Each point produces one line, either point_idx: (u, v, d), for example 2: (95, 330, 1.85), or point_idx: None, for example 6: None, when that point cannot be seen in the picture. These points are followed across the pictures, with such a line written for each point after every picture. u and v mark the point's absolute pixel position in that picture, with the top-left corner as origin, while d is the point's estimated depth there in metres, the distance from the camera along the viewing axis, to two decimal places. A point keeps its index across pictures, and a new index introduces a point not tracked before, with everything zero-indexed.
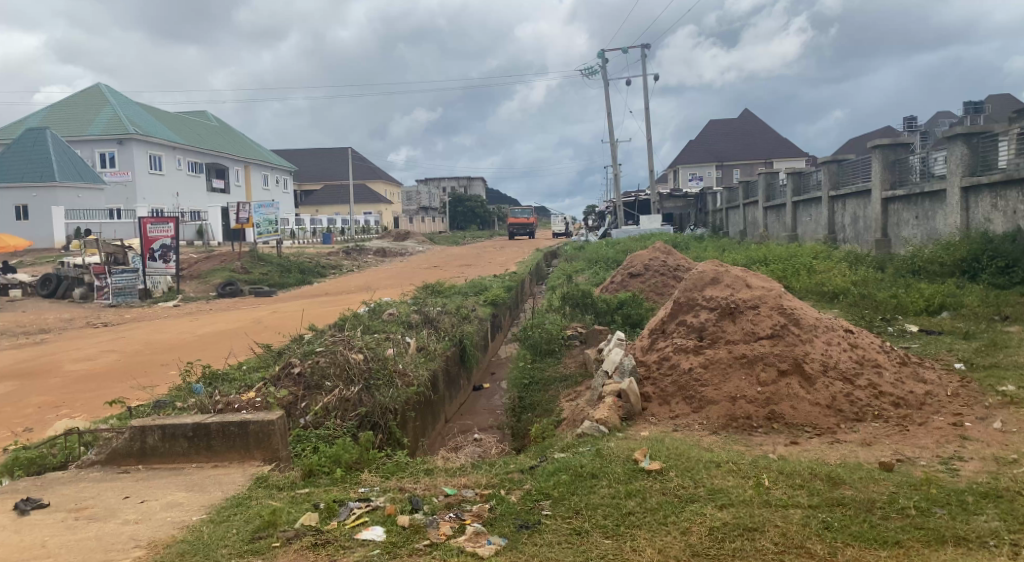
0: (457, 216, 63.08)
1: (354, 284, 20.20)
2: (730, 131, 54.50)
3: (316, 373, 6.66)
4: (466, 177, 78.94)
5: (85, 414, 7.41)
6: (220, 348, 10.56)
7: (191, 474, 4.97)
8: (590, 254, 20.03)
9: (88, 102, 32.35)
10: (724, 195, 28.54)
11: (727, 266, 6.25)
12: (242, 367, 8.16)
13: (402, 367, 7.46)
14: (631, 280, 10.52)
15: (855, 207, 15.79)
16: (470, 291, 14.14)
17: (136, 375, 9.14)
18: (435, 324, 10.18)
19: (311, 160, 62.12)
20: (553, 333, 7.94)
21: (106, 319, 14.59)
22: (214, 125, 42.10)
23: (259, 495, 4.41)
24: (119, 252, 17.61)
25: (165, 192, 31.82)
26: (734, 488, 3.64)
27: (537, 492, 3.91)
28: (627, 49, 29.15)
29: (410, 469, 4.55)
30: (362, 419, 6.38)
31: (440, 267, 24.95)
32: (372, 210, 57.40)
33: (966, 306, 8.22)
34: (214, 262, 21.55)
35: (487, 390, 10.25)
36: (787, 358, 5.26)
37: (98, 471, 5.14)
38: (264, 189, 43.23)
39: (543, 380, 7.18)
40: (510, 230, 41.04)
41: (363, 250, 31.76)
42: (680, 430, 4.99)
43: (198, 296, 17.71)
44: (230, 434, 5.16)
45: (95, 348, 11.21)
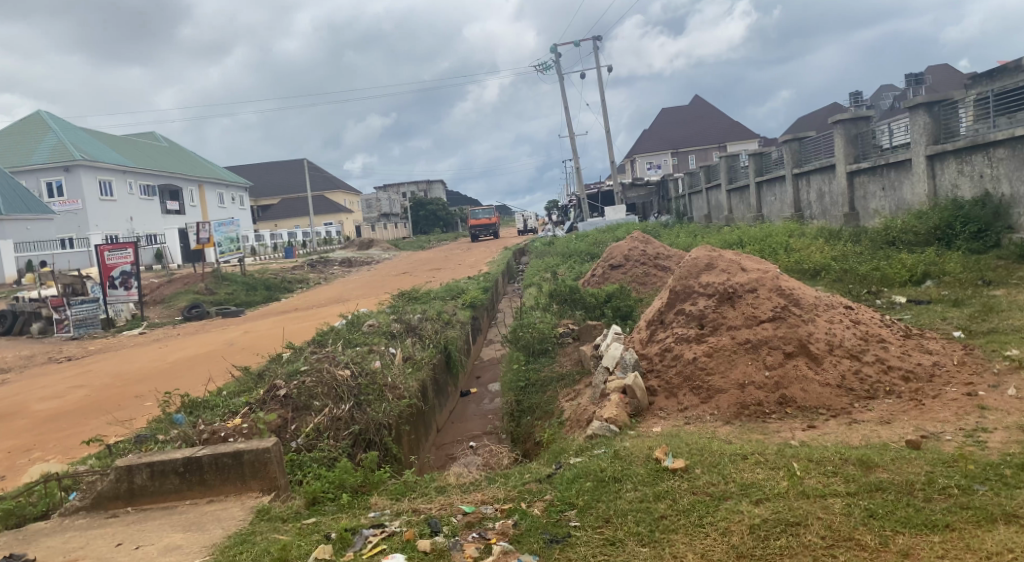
0: (420, 220, 62.61)
1: (324, 297, 19.81)
2: (684, 118, 54.95)
3: (303, 393, 6.37)
4: (425, 182, 78.46)
5: (61, 456, 7.03)
6: (195, 374, 10.19)
7: (185, 513, 4.69)
8: (561, 250, 19.94)
9: (30, 130, 31.27)
10: (685, 181, 28.71)
11: (720, 250, 6.14)
12: (222, 393, 7.80)
13: (392, 380, 7.20)
14: (612, 271, 10.43)
15: (820, 184, 15.89)
16: (446, 295, 13.92)
17: (109, 410, 8.73)
18: (418, 332, 9.95)
19: (266, 175, 61.14)
20: (545, 332, 7.78)
21: (70, 352, 14.05)
22: (164, 146, 41.10)
23: (264, 530, 4.17)
24: (77, 281, 16.73)
25: (118, 218, 30.94)
26: (766, 481, 3.51)
27: (560, 503, 3.75)
28: (579, 42, 29.10)
29: (421, 489, 4.35)
30: (357, 438, 6.12)
31: (409, 273, 24.61)
32: (333, 221, 56.67)
33: (950, 274, 8.26)
34: (177, 285, 20.99)
35: (476, 395, 9.96)
36: (791, 341, 5.16)
37: (84, 519, 4.83)
38: (220, 207, 42.37)
39: (540, 381, 7.00)
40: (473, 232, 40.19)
41: (327, 262, 31.25)
42: (693, 423, 4.86)
43: (164, 321, 17.20)
44: (223, 466, 4.90)
45: (62, 384, 10.75)
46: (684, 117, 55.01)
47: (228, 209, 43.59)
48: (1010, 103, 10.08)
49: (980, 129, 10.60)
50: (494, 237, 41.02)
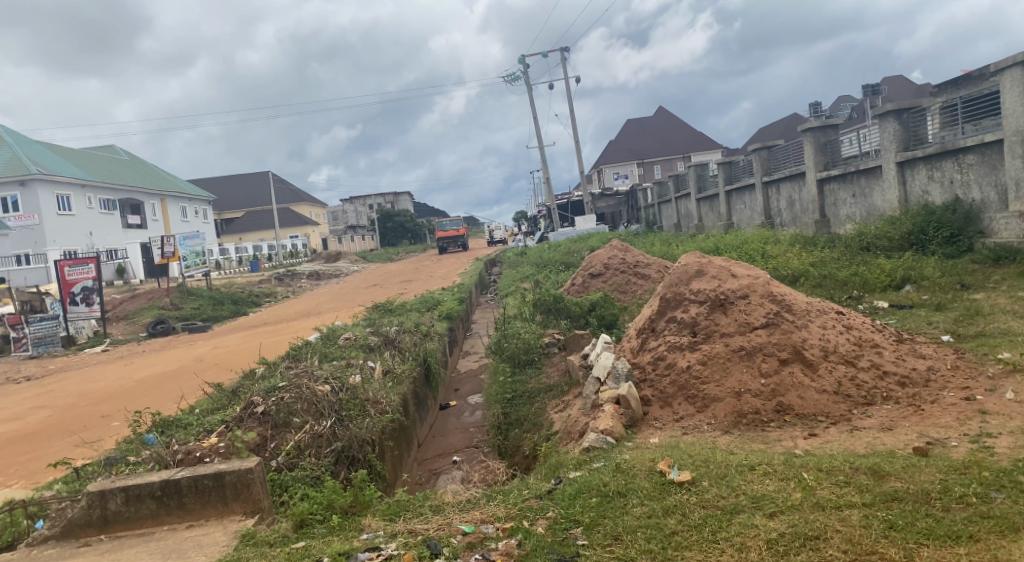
0: (387, 232, 62.13)
1: (294, 311, 19.41)
2: (649, 128, 55.44)
3: (282, 410, 6.09)
4: (392, 194, 78.00)
5: (24, 481, 6.66)
6: (164, 392, 9.83)
7: (164, 540, 4.45)
8: (534, 260, 19.85)
9: None
10: (654, 191, 28.87)
11: (709, 256, 6.07)
12: (195, 411, 7.46)
13: (374, 394, 6.96)
14: (592, 280, 10.36)
15: (790, 191, 16.01)
16: (421, 306, 13.71)
17: (73, 431, 8.35)
18: (396, 345, 9.72)
19: (230, 188, 60.20)
20: (531, 342, 7.67)
21: (28, 372, 13.52)
22: (124, 159, 40.20)
23: (251, 556, 3.96)
24: (35, 298, 16.47)
25: (77, 233, 30.10)
26: (778, 493, 3.41)
27: (565, 520, 3.62)
28: (547, 53, 29.13)
29: (415, 509, 4.19)
30: (340, 455, 5.87)
31: (380, 285, 24.29)
32: (299, 234, 55.96)
33: (929, 278, 8.32)
34: (140, 301, 20.43)
35: (455, 408, 9.67)
36: (786, 347, 5.10)
37: (53, 549, 4.56)
38: (182, 220, 41.51)
39: (527, 392, 6.85)
40: (441, 244, 39.76)
41: (295, 274, 30.74)
42: (690, 433, 4.76)
43: (128, 338, 16.68)
44: (204, 489, 4.66)
45: (22, 406, 10.31)
46: (649, 128, 55.51)
47: (191, 223, 42.75)
48: (977, 109, 10.19)
49: (947, 136, 10.72)
50: (462, 248, 40.71)
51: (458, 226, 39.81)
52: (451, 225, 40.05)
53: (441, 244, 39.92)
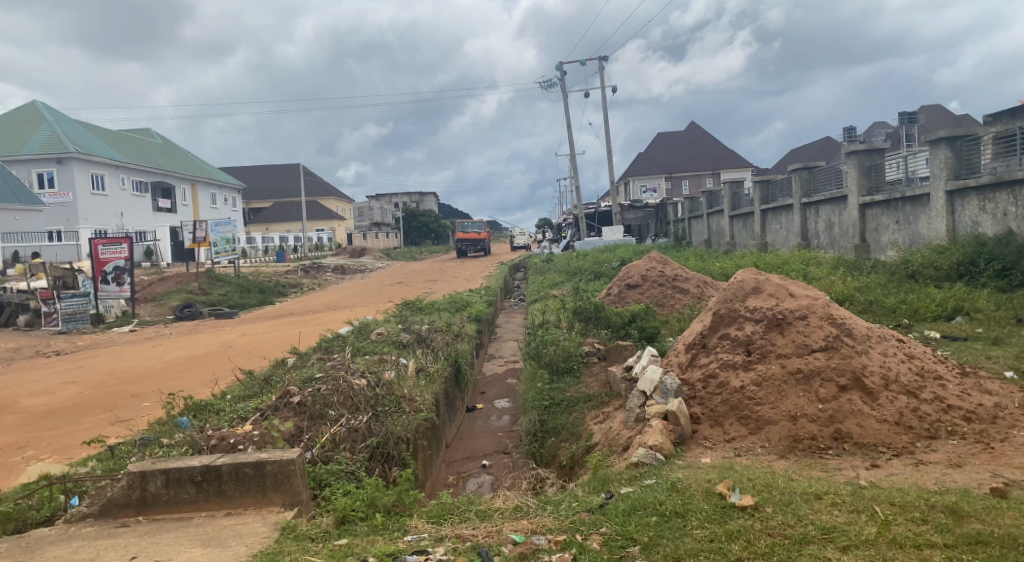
0: (411, 231, 62.27)
1: (319, 303, 19.41)
2: (680, 144, 55.06)
3: (318, 402, 5.90)
4: (419, 193, 78.25)
5: (57, 455, 6.65)
6: (194, 376, 9.81)
7: (202, 526, 4.39)
8: (561, 267, 19.69)
9: (23, 119, 30.77)
10: (685, 206, 28.59)
11: (765, 275, 5.92)
12: (227, 396, 7.37)
13: (408, 392, 6.71)
14: (629, 291, 10.23)
15: (829, 214, 15.69)
16: (450, 307, 13.62)
17: (105, 409, 8.34)
18: (429, 343, 9.60)
19: (260, 178, 60.73)
20: (571, 350, 7.52)
21: (58, 347, 13.62)
22: (159, 143, 40.65)
23: (293, 550, 3.88)
24: (68, 275, 16.43)
25: (109, 213, 30.46)
26: (850, 526, 3.29)
27: (621, 537, 3.50)
28: (585, 62, 28.97)
29: (461, 513, 4.13)
30: (374, 452, 5.57)
31: (405, 283, 24.26)
32: (325, 227, 56.28)
33: (982, 311, 8.09)
34: (169, 283, 20.56)
35: (482, 411, 9.39)
36: (845, 373, 4.93)
37: (92, 527, 4.52)
38: (211, 207, 41.89)
39: (565, 401, 6.71)
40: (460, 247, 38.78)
41: (320, 267, 30.84)
42: (744, 456, 4.62)
43: (155, 320, 16.76)
44: (244, 477, 4.60)
45: (53, 380, 10.35)
46: (680, 143, 55.16)
47: (220, 210, 43.13)
48: None
49: (999, 167, 10.37)
50: (483, 253, 39.85)
51: (479, 229, 38.79)
52: (472, 228, 39.12)
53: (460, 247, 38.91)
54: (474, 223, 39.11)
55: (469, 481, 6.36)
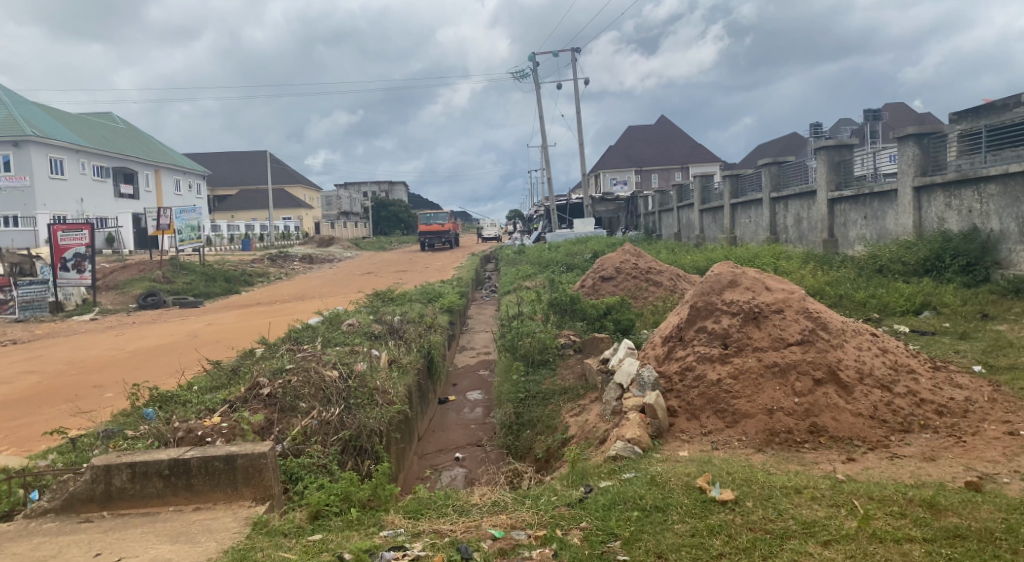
0: (380, 221, 61.73)
1: (288, 293, 19.10)
2: (650, 137, 55.26)
3: (289, 394, 5.72)
4: (388, 183, 77.49)
5: (15, 448, 6.42)
6: (159, 366, 9.56)
7: (170, 521, 4.26)
8: (533, 259, 19.62)
9: None
10: (655, 199, 28.70)
11: (742, 268, 5.93)
12: (193, 387, 7.17)
13: (381, 384, 6.54)
14: (603, 284, 10.23)
15: (798, 209, 15.80)
16: (422, 297, 13.48)
17: (65, 400, 8.09)
18: (401, 334, 9.46)
19: (226, 165, 59.63)
20: (546, 342, 7.48)
21: (15, 336, 13.20)
22: (121, 127, 39.65)
23: (264, 546, 3.78)
24: (26, 262, 15.99)
25: (67, 198, 29.62)
26: (830, 520, 3.35)
27: (602, 532, 3.48)
28: (557, 53, 28.86)
29: (439, 509, 4.08)
30: (347, 445, 5.43)
31: (375, 274, 24.01)
32: (292, 216, 55.50)
33: (949, 306, 8.23)
34: (132, 271, 20.07)
35: (455, 403, 9.28)
36: (821, 366, 4.96)
37: (53, 523, 4.37)
38: (175, 193, 41.00)
39: (541, 393, 6.67)
40: (422, 239, 36.69)
41: (287, 256, 30.36)
42: (721, 449, 4.62)
43: (117, 308, 16.34)
44: (214, 471, 4.47)
45: (10, 369, 10.02)
46: (650, 136, 55.34)
47: (184, 197, 42.24)
48: (1000, 140, 10.06)
49: (965, 164, 10.54)
50: (450, 245, 38.13)
51: (444, 221, 36.73)
52: (436, 220, 37.02)
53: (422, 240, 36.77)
54: (439, 216, 37.05)
55: (443, 474, 6.30)
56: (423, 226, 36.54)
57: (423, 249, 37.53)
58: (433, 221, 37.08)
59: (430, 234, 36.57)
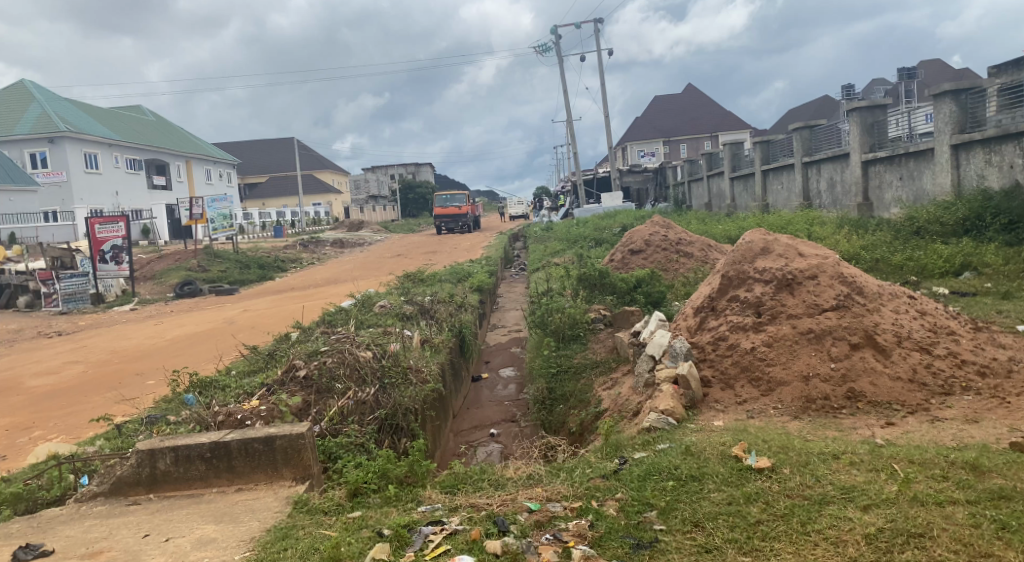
0: (408, 203, 61.73)
1: (320, 277, 19.25)
2: (677, 107, 54.40)
3: (324, 375, 5.78)
4: (414, 165, 77.55)
5: (64, 435, 6.62)
6: (198, 353, 9.75)
7: (214, 502, 4.37)
8: (562, 235, 19.54)
9: (12, 98, 30.35)
10: (684, 169, 28.32)
11: (774, 234, 5.84)
12: (232, 372, 7.30)
13: (414, 363, 6.55)
14: (633, 257, 10.16)
15: (831, 172, 15.45)
16: (452, 277, 13.53)
17: (109, 388, 8.29)
18: (432, 314, 9.48)
19: (255, 153, 60.14)
20: (577, 317, 7.46)
21: (60, 327, 13.55)
22: (150, 120, 40.21)
23: (306, 524, 3.85)
24: (66, 256, 16.40)
25: (103, 191, 30.18)
26: (870, 485, 3.31)
27: (638, 502, 3.47)
28: (580, 25, 28.53)
29: (474, 484, 4.12)
30: (383, 423, 5.48)
31: (406, 256, 24.06)
32: (321, 201, 55.85)
33: (991, 265, 7.99)
34: (168, 262, 20.42)
35: (488, 380, 9.33)
36: (857, 331, 4.87)
37: (103, 506, 4.50)
38: (206, 183, 41.56)
39: (573, 367, 6.68)
40: (438, 223, 35.47)
41: (319, 241, 30.60)
42: (757, 417, 4.57)
43: (156, 298, 16.66)
44: (254, 452, 4.56)
45: (57, 360, 10.30)
46: (677, 106, 54.47)
47: (215, 186, 42.77)
48: None
49: (1004, 119, 10.21)
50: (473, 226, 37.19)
51: (459, 204, 35.20)
52: (453, 203, 35.53)
53: (439, 223, 35.50)
54: (456, 198, 35.57)
55: (479, 450, 6.35)
56: (439, 209, 35.28)
57: (443, 233, 36.28)
58: (450, 203, 35.70)
59: (446, 217, 35.23)
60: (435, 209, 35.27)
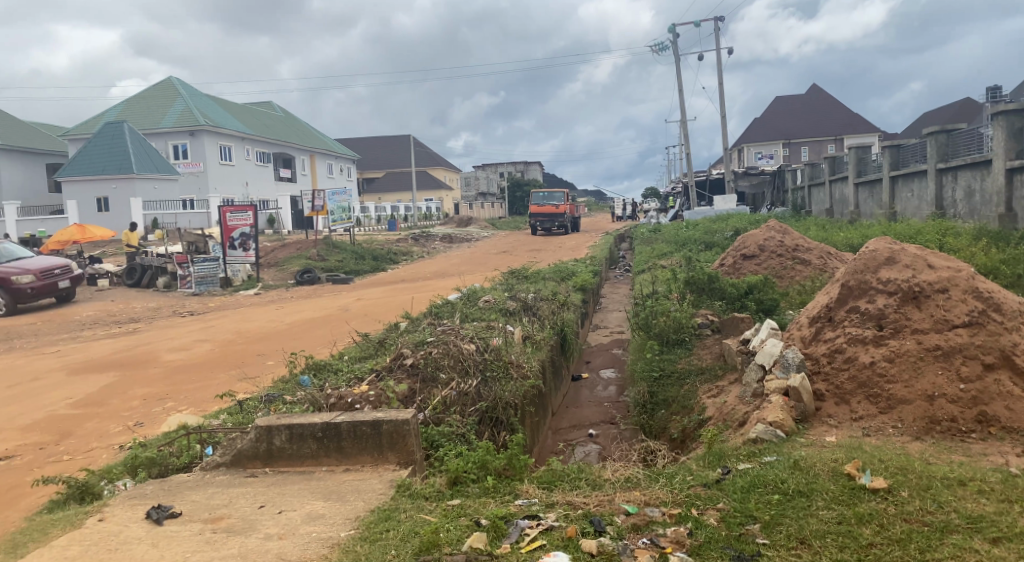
0: (516, 201, 62.22)
1: (428, 271, 19.74)
2: (800, 108, 52.14)
3: (429, 365, 5.93)
4: (524, 164, 78.16)
5: (194, 407, 7.14)
6: (314, 337, 10.25)
7: (323, 479, 4.59)
8: (671, 237, 19.16)
9: (160, 94, 32.89)
10: (804, 172, 27.08)
11: (901, 243, 5.47)
12: (344, 357, 7.63)
13: (516, 358, 6.61)
14: (745, 262, 9.82)
15: (969, 180, 14.36)
16: (557, 275, 13.55)
17: (234, 366, 8.86)
18: (535, 312, 9.53)
19: (372, 149, 62.34)
20: (683, 321, 7.31)
21: (192, 308, 14.59)
22: (279, 115, 42.52)
23: (408, 508, 3.98)
24: (200, 240, 17.65)
25: (234, 182, 32.18)
26: (1000, 516, 3.08)
27: (740, 514, 3.38)
28: (700, 23, 27.85)
29: (572, 483, 4.13)
30: (483, 416, 5.57)
31: (512, 253, 24.23)
32: (433, 197, 57.29)
33: None
34: (289, 251, 21.54)
35: (589, 380, 9.29)
36: (992, 351, 4.51)
37: (224, 475, 4.82)
38: (328, 176, 43.48)
39: (676, 372, 6.55)
40: (534, 222, 35.11)
41: (428, 235, 31.39)
42: (874, 436, 4.34)
43: (277, 284, 17.59)
44: (362, 435, 4.76)
45: (188, 338, 11.09)
46: (800, 107, 52.20)
47: (336, 180, 44.70)
48: None
49: None
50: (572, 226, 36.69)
51: (557, 202, 34.71)
52: (550, 201, 35.09)
53: (534, 222, 35.13)
54: (553, 196, 35.20)
55: (577, 449, 6.34)
56: (535, 207, 34.97)
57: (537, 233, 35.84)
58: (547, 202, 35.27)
59: (543, 216, 34.85)
60: (532, 208, 35.06)
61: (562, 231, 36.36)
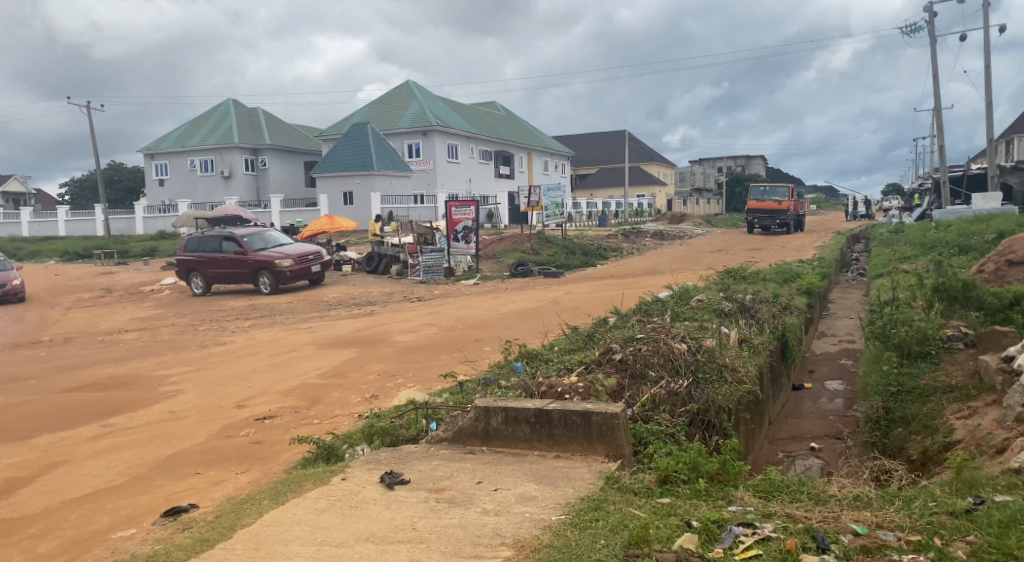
0: (735, 197, 59.64)
1: (640, 267, 19.59)
2: None
3: (640, 361, 5.89)
4: (745, 159, 74.68)
5: (419, 385, 7.71)
6: (527, 327, 10.61)
7: (535, 463, 4.75)
8: (914, 239, 17.28)
9: (399, 97, 35.79)
10: None
11: None
12: (556, 348, 7.81)
13: (731, 361, 6.35)
14: (1011, 270, 8.59)
15: None
16: (778, 277, 12.80)
17: (455, 350, 9.44)
18: (753, 314, 9.08)
19: (588, 145, 62.99)
20: (929, 333, 6.56)
21: (420, 294, 15.75)
22: (502, 114, 44.41)
23: (617, 500, 3.99)
24: (429, 234, 18.98)
25: (459, 178, 34.18)
26: None
27: (996, 550, 2.97)
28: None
29: (793, 495, 3.89)
30: (694, 418, 5.42)
31: (728, 251, 23.27)
32: (647, 193, 56.65)
33: None
34: (506, 244, 22.49)
35: (811, 390, 8.68)
36: None
37: (446, 450, 5.16)
38: (545, 173, 44.69)
39: (918, 389, 5.90)
40: (751, 218, 33.43)
41: (641, 232, 31.12)
42: None
43: (495, 275, 18.44)
44: (572, 424, 4.85)
45: (415, 321, 12.00)
46: None
47: (552, 176, 45.79)
48: None
49: None
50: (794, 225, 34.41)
51: (779, 197, 32.70)
52: (771, 196, 33.14)
53: (752, 218, 33.42)
54: (774, 191, 33.20)
55: (796, 462, 5.95)
56: (754, 203, 33.21)
57: (753, 231, 34.03)
58: (768, 197, 33.32)
59: (762, 212, 33.02)
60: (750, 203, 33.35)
61: (782, 230, 34.14)
